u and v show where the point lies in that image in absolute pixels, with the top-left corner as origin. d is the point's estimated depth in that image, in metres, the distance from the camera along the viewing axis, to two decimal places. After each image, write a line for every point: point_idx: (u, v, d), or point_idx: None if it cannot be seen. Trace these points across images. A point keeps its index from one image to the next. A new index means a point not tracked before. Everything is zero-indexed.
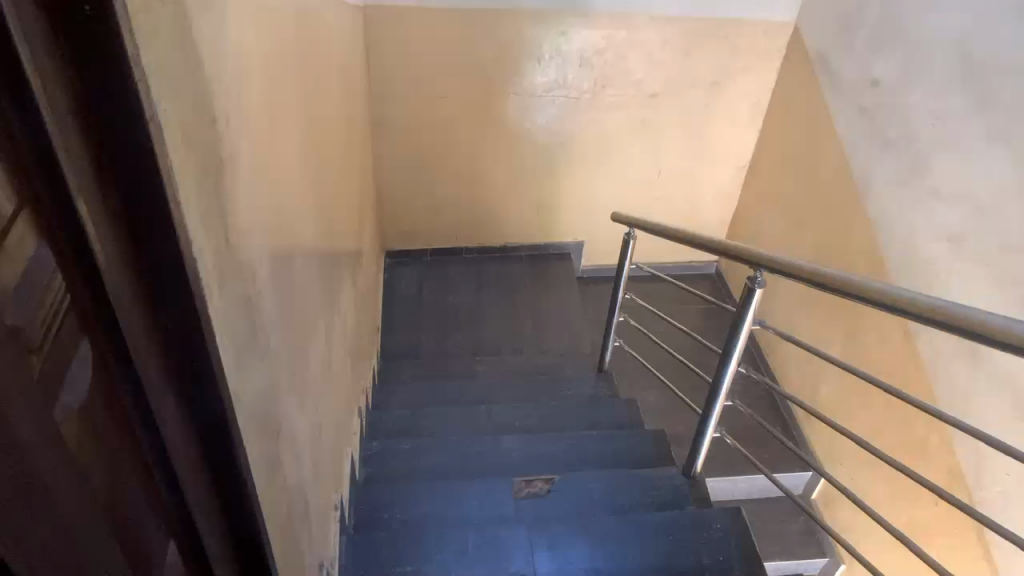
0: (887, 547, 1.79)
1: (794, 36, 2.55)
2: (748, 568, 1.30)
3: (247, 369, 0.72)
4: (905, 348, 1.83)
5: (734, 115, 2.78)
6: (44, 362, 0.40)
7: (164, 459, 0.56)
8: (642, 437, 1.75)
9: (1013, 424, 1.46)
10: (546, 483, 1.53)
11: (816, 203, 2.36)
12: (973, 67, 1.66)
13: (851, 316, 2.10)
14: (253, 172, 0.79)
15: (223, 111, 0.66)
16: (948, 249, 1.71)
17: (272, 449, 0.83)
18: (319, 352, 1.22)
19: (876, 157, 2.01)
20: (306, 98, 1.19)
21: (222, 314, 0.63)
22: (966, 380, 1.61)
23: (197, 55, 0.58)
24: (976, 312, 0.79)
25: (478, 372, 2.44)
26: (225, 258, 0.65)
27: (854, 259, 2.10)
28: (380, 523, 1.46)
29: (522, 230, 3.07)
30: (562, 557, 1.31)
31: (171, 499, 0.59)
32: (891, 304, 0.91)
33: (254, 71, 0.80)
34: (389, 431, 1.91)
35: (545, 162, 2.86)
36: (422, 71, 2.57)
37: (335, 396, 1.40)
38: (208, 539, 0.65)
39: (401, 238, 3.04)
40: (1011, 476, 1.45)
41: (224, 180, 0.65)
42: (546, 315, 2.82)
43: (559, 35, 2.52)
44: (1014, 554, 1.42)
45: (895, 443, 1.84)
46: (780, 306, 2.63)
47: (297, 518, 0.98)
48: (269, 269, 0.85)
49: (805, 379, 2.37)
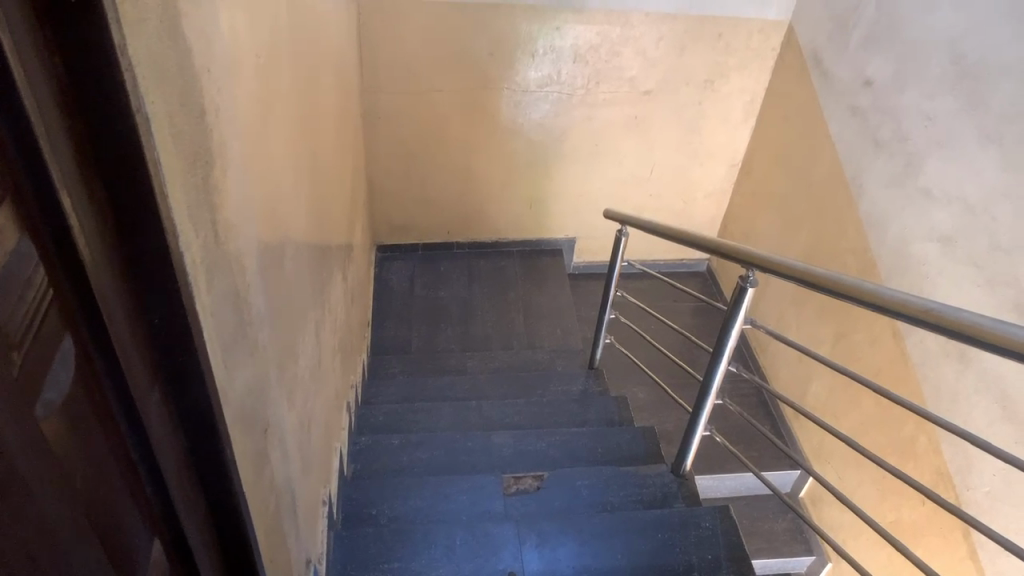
0: (874, 545, 1.80)
1: (788, 36, 2.55)
2: (737, 567, 1.30)
3: (236, 365, 0.71)
4: (895, 349, 1.84)
5: (727, 113, 2.78)
6: (25, 358, 0.39)
7: (149, 456, 0.55)
8: (633, 434, 1.75)
9: (1001, 426, 1.47)
10: (536, 481, 1.53)
11: (808, 202, 2.37)
12: (966, 69, 1.67)
13: (841, 316, 2.11)
14: (243, 164, 0.78)
15: (212, 102, 0.65)
16: (939, 251, 1.71)
17: (260, 446, 0.82)
18: (308, 346, 1.20)
19: (868, 157, 2.02)
20: (298, 89, 1.17)
21: (210, 309, 0.62)
22: (954, 382, 1.62)
23: (186, 45, 0.57)
24: (970, 315, 0.78)
25: (469, 367, 2.43)
26: (214, 252, 0.64)
27: (844, 259, 2.11)
28: (368, 519, 1.45)
29: (514, 225, 3.07)
30: (551, 554, 1.31)
31: (156, 497, 0.58)
32: (886, 305, 0.90)
33: (244, 61, 0.79)
34: (379, 426, 1.90)
35: (538, 157, 2.85)
36: (414, 63, 2.55)
37: (324, 390, 1.39)
38: (193, 537, 0.64)
39: (392, 232, 3.02)
40: (997, 476, 1.46)
41: (212, 172, 0.64)
42: (536, 311, 2.82)
43: (553, 31, 2.51)
44: (1000, 555, 1.43)
45: (883, 443, 1.85)
46: (770, 305, 2.63)
47: (284, 515, 0.97)
48: (259, 264, 0.84)
49: (795, 378, 2.38)
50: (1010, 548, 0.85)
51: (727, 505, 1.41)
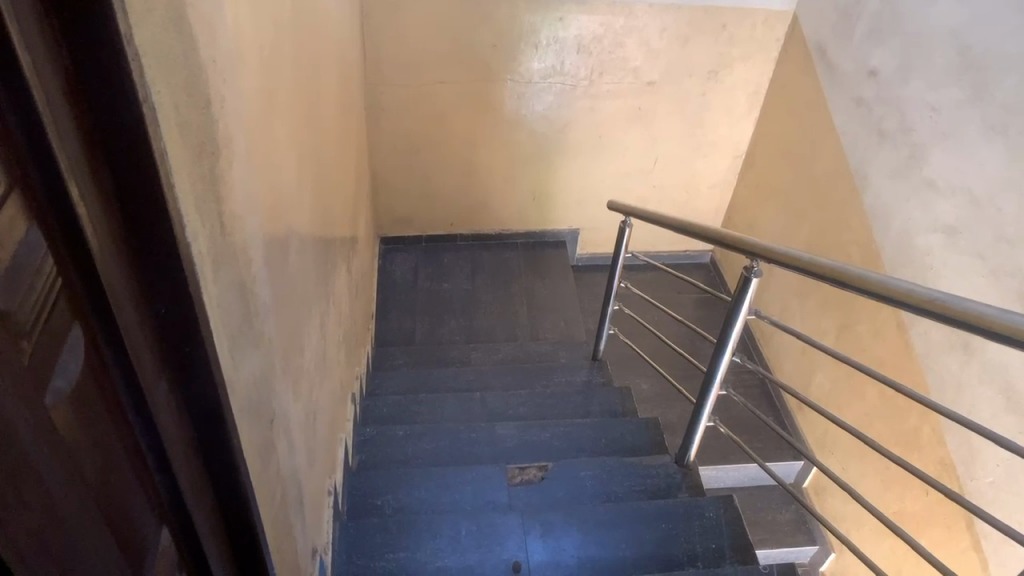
0: (877, 535, 1.81)
1: (792, 26, 2.54)
2: (740, 558, 1.31)
3: (242, 356, 0.72)
4: (898, 340, 1.83)
5: (731, 104, 2.77)
6: (34, 348, 0.40)
7: (158, 445, 0.56)
8: (636, 425, 1.75)
9: (1005, 418, 1.47)
10: (539, 471, 1.52)
11: (812, 193, 2.36)
12: (971, 60, 1.66)
13: (846, 306, 2.11)
14: (248, 155, 0.78)
15: (217, 93, 0.65)
16: (943, 242, 1.71)
17: (266, 436, 0.82)
18: (313, 337, 1.21)
19: (872, 148, 2.01)
20: (301, 81, 1.18)
21: (217, 300, 0.63)
22: (958, 373, 1.62)
23: (191, 36, 0.57)
24: (971, 304, 0.78)
25: (473, 359, 2.44)
26: (220, 242, 0.64)
27: (848, 250, 2.11)
28: (373, 509, 1.46)
29: (518, 217, 3.07)
30: (554, 544, 1.31)
31: (164, 485, 0.58)
32: (892, 296, 0.89)
33: (249, 54, 0.79)
34: (382, 417, 1.91)
35: (541, 150, 2.85)
36: (415, 54, 2.54)
37: (328, 380, 1.40)
38: (200, 526, 0.65)
39: (395, 224, 3.02)
40: (1000, 467, 1.47)
41: (218, 162, 0.64)
42: (540, 303, 2.82)
43: (557, 21, 2.50)
44: (1004, 546, 1.43)
45: (887, 434, 1.85)
46: (775, 298, 2.63)
47: (291, 506, 0.97)
48: (264, 255, 0.84)
49: (800, 369, 2.38)
50: (1011, 534, 0.85)
51: (730, 495, 1.41)
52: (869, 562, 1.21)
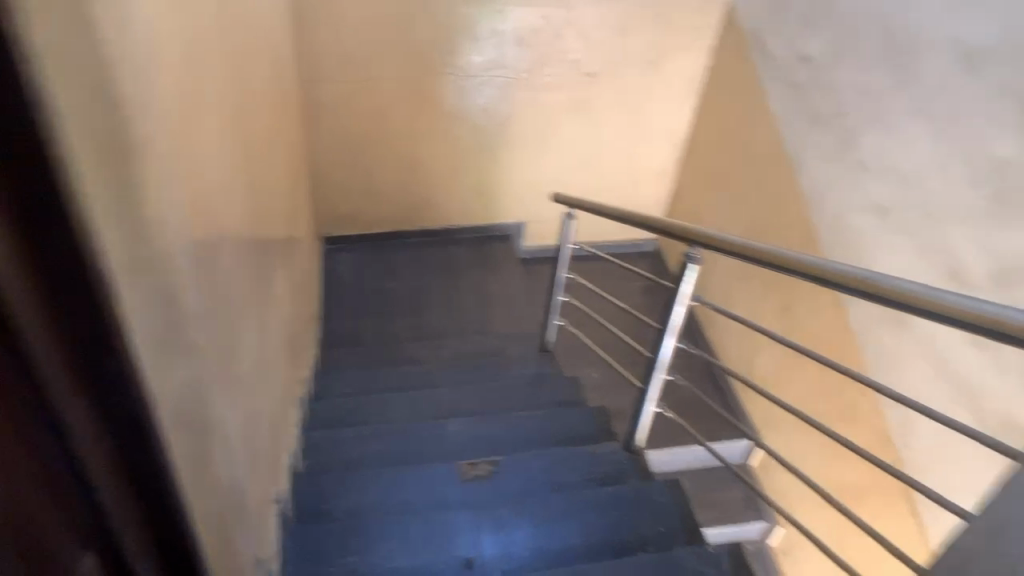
0: (821, 509, 1.87)
1: (727, 15, 2.58)
2: (690, 539, 1.34)
3: (168, 367, 0.70)
4: (836, 318, 1.89)
5: (671, 93, 2.80)
6: None
7: (71, 466, 0.54)
8: (586, 415, 1.77)
9: (937, 389, 1.53)
10: (490, 465, 1.53)
11: (751, 179, 2.41)
12: (897, 44, 1.72)
13: (785, 288, 2.16)
14: (168, 158, 0.76)
15: (129, 92, 0.62)
16: (875, 221, 1.77)
17: (199, 446, 0.80)
18: (250, 340, 1.18)
19: (808, 132, 2.07)
20: (228, 78, 1.14)
21: (136, 310, 0.60)
22: (892, 347, 1.68)
23: (95, 31, 0.54)
24: (893, 280, 0.80)
25: (421, 356, 2.42)
26: (138, 248, 0.61)
27: (787, 233, 2.16)
28: (322, 514, 1.43)
29: (464, 212, 3.04)
30: (507, 538, 1.32)
31: (80, 503, 0.56)
32: (823, 276, 0.92)
33: (167, 51, 0.77)
34: (330, 419, 1.87)
35: (485, 143, 2.83)
36: (353, 48, 2.50)
37: (269, 384, 1.36)
38: (128, 543, 0.63)
39: (338, 222, 2.97)
40: (932, 436, 1.53)
41: (133, 163, 0.62)
42: (489, 298, 2.83)
43: (496, 13, 2.50)
44: (938, 512, 1.49)
45: (827, 410, 1.91)
46: (717, 283, 2.68)
47: (230, 515, 0.95)
48: (190, 260, 0.82)
49: (743, 351, 2.44)
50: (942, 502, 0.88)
51: (677, 478, 1.44)
52: (809, 535, 1.26)
